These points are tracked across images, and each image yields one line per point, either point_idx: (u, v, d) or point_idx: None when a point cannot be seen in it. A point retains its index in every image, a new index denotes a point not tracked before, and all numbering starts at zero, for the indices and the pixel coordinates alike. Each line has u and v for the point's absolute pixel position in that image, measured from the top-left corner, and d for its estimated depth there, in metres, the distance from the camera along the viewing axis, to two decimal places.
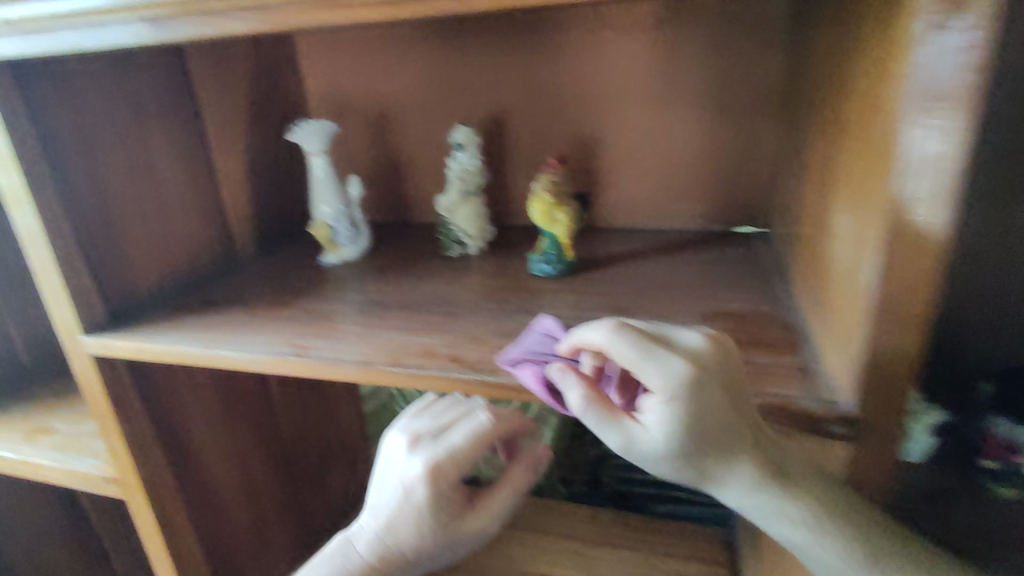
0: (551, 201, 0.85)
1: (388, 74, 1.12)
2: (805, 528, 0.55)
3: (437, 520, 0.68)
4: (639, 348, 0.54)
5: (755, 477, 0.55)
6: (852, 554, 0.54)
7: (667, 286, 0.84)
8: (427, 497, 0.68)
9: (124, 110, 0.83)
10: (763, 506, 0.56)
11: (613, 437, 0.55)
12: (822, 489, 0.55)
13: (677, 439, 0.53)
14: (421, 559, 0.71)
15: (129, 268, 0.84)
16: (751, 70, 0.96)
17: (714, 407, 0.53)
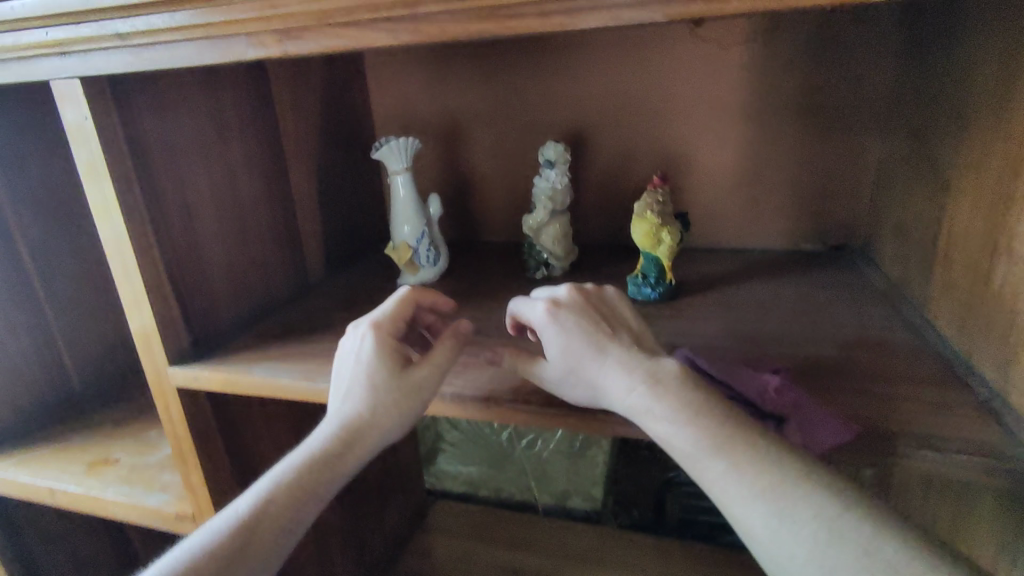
0: (656, 221, 0.80)
1: (461, 88, 1.08)
2: (668, 422, 0.53)
3: (376, 371, 0.63)
4: (518, 300, 0.63)
5: (625, 372, 0.56)
6: (725, 446, 0.51)
7: (783, 311, 0.79)
8: (369, 347, 0.64)
9: (210, 124, 0.80)
10: (634, 403, 0.55)
11: (534, 372, 0.62)
12: (697, 391, 0.54)
13: (558, 357, 0.58)
14: (378, 424, 0.62)
15: (210, 291, 0.80)
16: (858, 84, 0.91)
17: (577, 328, 0.58)
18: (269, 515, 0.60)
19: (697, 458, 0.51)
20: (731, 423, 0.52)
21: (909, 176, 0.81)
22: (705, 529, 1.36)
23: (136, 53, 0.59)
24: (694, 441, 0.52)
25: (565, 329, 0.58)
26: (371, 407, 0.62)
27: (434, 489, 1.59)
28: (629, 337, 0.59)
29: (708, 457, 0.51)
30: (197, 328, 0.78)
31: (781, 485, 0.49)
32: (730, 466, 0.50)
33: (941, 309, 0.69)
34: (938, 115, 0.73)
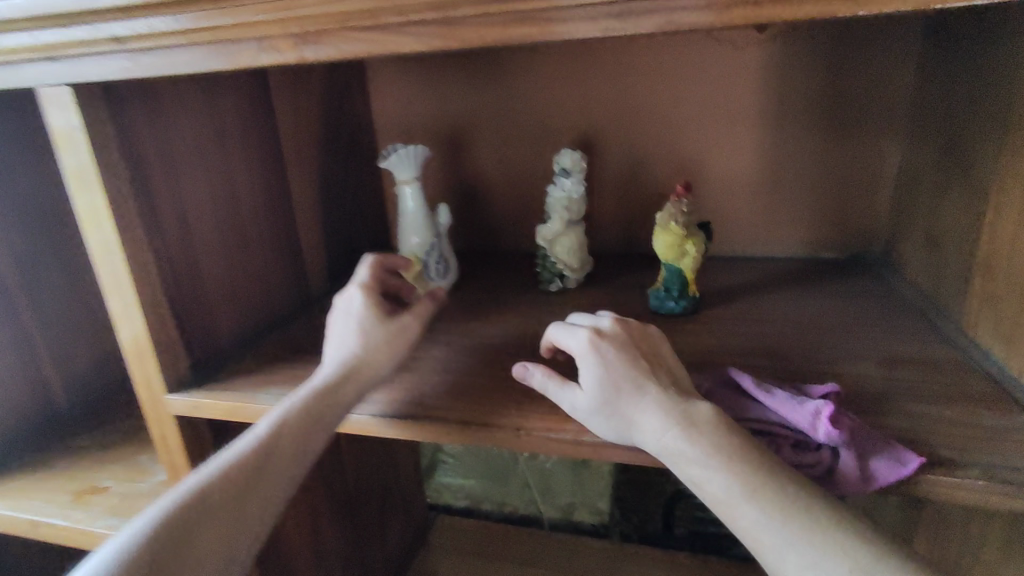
0: (681, 232, 0.77)
1: (465, 92, 1.04)
2: (700, 464, 0.49)
3: (368, 316, 0.68)
4: (559, 329, 0.61)
5: (660, 411, 0.52)
6: (763, 492, 0.47)
7: (809, 323, 0.76)
8: (360, 298, 0.70)
9: (208, 131, 0.74)
10: (666, 445, 0.51)
11: (563, 403, 0.57)
12: (733, 434, 0.50)
13: (594, 385, 0.54)
14: (376, 361, 0.65)
15: (209, 308, 0.75)
16: (878, 88, 0.89)
17: (621, 358, 0.55)
18: (272, 458, 0.58)
19: (730, 505, 0.47)
20: (771, 470, 0.48)
21: (941, 184, 0.78)
22: (716, 541, 1.32)
23: (142, 54, 0.54)
24: (728, 486, 0.47)
25: (608, 359, 0.55)
26: (368, 348, 0.65)
27: (435, 504, 1.54)
28: (668, 377, 0.56)
29: (742, 504, 0.47)
30: (196, 350, 0.73)
31: (821, 529, 0.45)
32: (765, 514, 0.46)
33: (983, 323, 0.67)
34: (973, 120, 0.71)
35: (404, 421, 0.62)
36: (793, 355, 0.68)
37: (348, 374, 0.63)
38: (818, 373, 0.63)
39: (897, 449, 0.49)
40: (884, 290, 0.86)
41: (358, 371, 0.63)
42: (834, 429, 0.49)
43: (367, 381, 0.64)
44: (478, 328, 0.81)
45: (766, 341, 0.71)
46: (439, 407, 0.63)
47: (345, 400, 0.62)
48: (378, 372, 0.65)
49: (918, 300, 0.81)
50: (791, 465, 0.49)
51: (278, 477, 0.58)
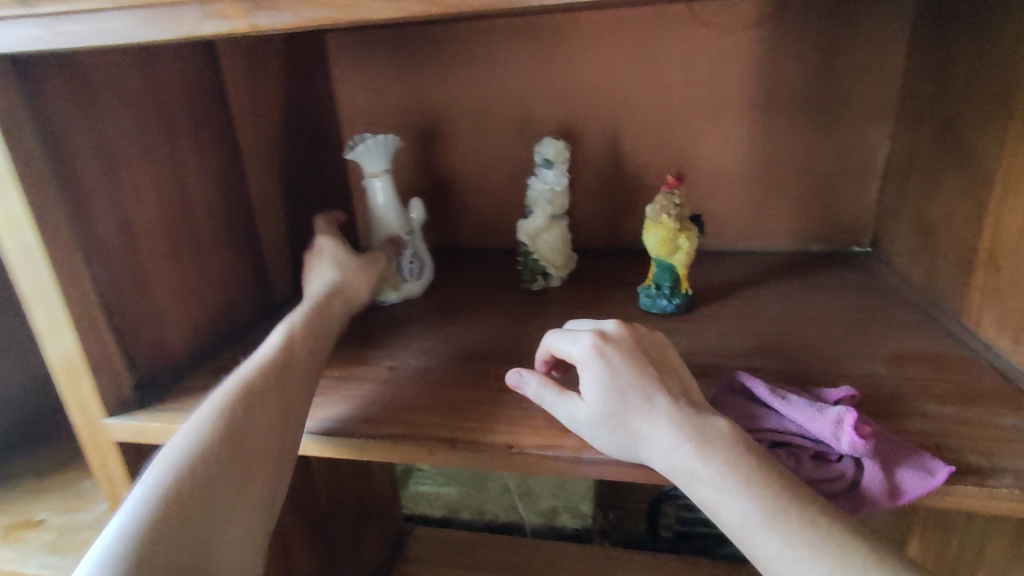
0: (674, 227, 0.72)
1: (437, 79, 0.97)
2: (714, 486, 0.44)
3: (338, 252, 0.75)
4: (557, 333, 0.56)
5: (671, 424, 0.47)
6: (786, 519, 0.42)
7: (807, 320, 0.73)
8: (329, 241, 0.76)
9: (149, 119, 0.66)
10: (675, 464, 0.46)
11: (561, 414, 0.53)
12: (750, 452, 0.46)
13: (596, 396, 0.50)
14: (355, 278, 0.73)
15: (155, 318, 0.66)
16: (865, 75, 0.86)
17: (627, 367, 0.51)
18: (294, 361, 0.60)
19: (749, 533, 0.43)
20: (794, 491, 0.43)
21: (935, 173, 0.76)
22: (702, 541, 1.29)
23: (66, 18, 0.49)
24: (745, 512, 0.43)
25: (613, 369, 0.50)
26: (345, 277, 0.72)
27: (411, 515, 1.46)
28: (677, 388, 0.51)
29: (763, 532, 0.42)
30: (142, 365, 0.65)
31: (850, 559, 0.40)
32: (787, 543, 0.41)
33: (987, 317, 0.64)
34: (974, 104, 0.68)
35: (380, 440, 0.55)
36: (796, 355, 0.64)
37: (333, 296, 0.70)
38: (825, 374, 0.60)
39: (922, 457, 0.45)
40: (877, 282, 0.84)
41: (337, 296, 0.70)
42: (858, 438, 0.45)
43: (350, 300, 0.71)
44: (458, 333, 0.75)
45: (766, 340, 0.68)
46: (420, 424, 0.57)
47: (335, 315, 0.68)
48: (358, 293, 0.73)
49: (913, 294, 0.78)
50: (809, 481, 0.45)
51: (307, 379, 0.60)
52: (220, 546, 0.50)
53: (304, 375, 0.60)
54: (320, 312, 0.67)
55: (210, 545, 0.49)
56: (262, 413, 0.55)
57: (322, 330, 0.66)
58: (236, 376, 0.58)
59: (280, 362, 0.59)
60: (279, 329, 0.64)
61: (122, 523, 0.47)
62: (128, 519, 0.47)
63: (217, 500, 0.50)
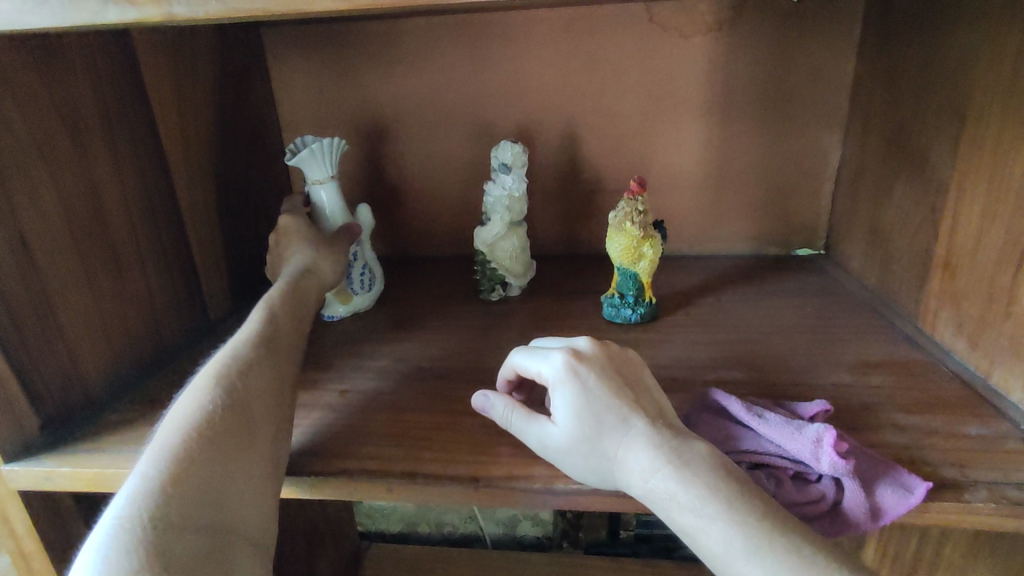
0: (637, 234, 0.70)
1: (385, 78, 0.91)
2: (696, 511, 0.42)
3: (304, 232, 0.72)
4: (526, 350, 0.53)
5: (649, 446, 0.45)
6: (770, 548, 0.40)
7: (769, 326, 0.72)
8: (291, 221, 0.72)
9: (52, 117, 0.58)
10: (654, 490, 0.43)
11: (530, 438, 0.49)
12: (731, 474, 0.43)
13: (570, 421, 0.47)
14: (324, 252, 0.71)
15: (65, 345, 0.58)
16: (817, 80, 0.87)
17: (602, 387, 0.48)
18: (279, 334, 0.59)
19: (730, 562, 0.40)
20: (774, 516, 0.41)
21: (887, 179, 0.77)
22: (662, 542, 1.29)
23: None
24: (727, 540, 0.40)
25: (588, 392, 0.47)
26: (315, 256, 0.70)
27: (366, 532, 1.39)
28: (653, 409, 0.48)
29: (745, 560, 0.39)
30: (50, 401, 0.57)
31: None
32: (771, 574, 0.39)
33: (942, 322, 0.65)
34: (926, 109, 0.69)
35: (331, 476, 0.50)
36: (762, 365, 0.63)
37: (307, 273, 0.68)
38: (792, 386, 0.59)
39: (899, 474, 0.44)
40: (833, 285, 0.84)
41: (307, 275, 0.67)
42: (839, 458, 0.43)
43: (325, 278, 0.69)
44: (414, 350, 0.70)
45: (732, 350, 0.66)
46: (376, 457, 0.52)
47: (311, 294, 0.67)
48: (334, 269, 0.71)
49: (867, 296, 0.79)
50: (792, 504, 0.44)
51: (292, 349, 0.59)
52: (238, 498, 0.46)
53: (289, 347, 0.59)
54: (297, 286, 0.65)
55: (226, 509, 0.45)
56: (257, 375, 0.53)
57: (302, 303, 0.64)
58: (220, 352, 0.55)
59: (265, 333, 0.57)
60: (257, 308, 0.61)
61: (128, 489, 0.43)
62: (136, 481, 0.43)
63: (228, 453, 0.47)
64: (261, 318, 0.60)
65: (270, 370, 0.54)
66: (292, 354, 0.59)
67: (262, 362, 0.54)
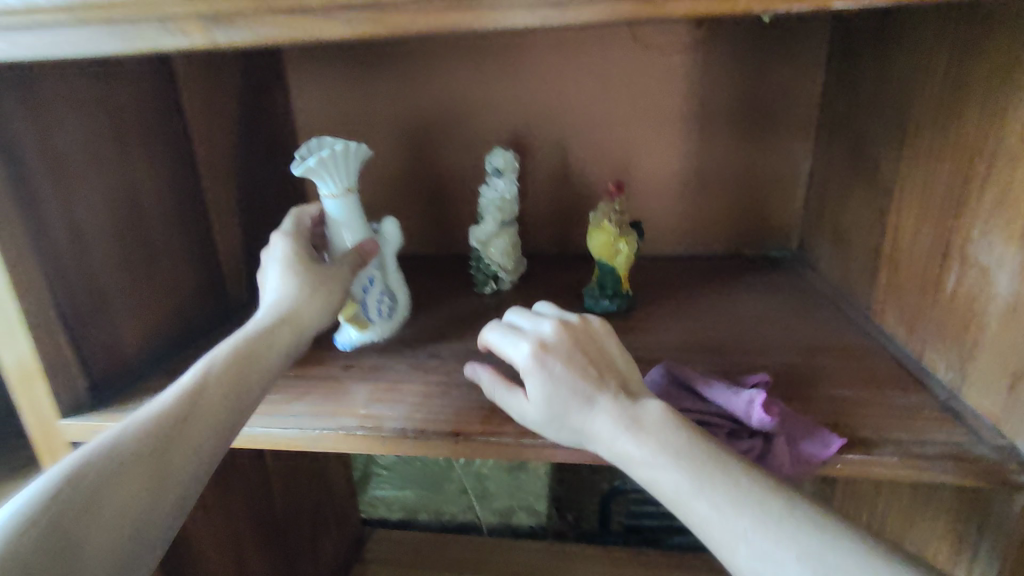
0: (614, 232, 0.78)
1: (393, 91, 1.00)
2: (651, 463, 0.49)
3: (298, 259, 0.63)
4: (501, 332, 0.60)
5: (611, 415, 0.52)
6: (713, 484, 0.46)
7: (735, 316, 0.80)
8: (285, 243, 0.65)
9: (103, 124, 0.67)
10: (617, 450, 0.51)
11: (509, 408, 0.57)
12: (682, 430, 0.50)
13: (539, 402, 0.54)
14: (306, 302, 0.60)
15: (108, 321, 0.67)
16: (787, 95, 0.95)
17: (566, 373, 0.54)
18: (202, 404, 0.51)
19: (682, 502, 0.47)
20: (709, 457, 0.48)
21: (847, 185, 0.84)
22: (650, 533, 1.35)
23: (26, 31, 0.50)
24: (676, 484, 0.47)
25: (554, 373, 0.54)
26: (304, 296, 0.61)
27: (369, 518, 1.46)
28: (616, 381, 0.55)
29: (693, 499, 0.46)
30: (96, 368, 0.65)
31: (763, 506, 0.45)
32: (715, 507, 0.45)
33: (891, 313, 0.71)
34: (876, 122, 0.76)
35: (336, 432, 0.58)
36: (721, 348, 0.70)
37: (278, 324, 0.58)
38: (747, 365, 0.66)
39: (819, 431, 0.51)
40: (801, 282, 0.91)
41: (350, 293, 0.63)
42: (766, 416, 0.51)
43: (299, 327, 0.59)
44: (413, 334, 0.78)
45: (697, 336, 0.74)
46: (373, 417, 0.60)
47: (273, 349, 0.57)
48: (319, 318, 0.60)
49: (829, 292, 0.86)
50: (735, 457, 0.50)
51: (211, 432, 0.51)
52: None
53: (204, 432, 0.51)
54: (255, 342, 0.56)
55: None
56: (130, 480, 0.47)
57: (248, 368, 0.55)
58: (127, 422, 0.50)
59: (180, 411, 0.50)
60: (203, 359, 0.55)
61: None
62: None
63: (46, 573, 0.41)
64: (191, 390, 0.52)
65: (147, 476, 0.47)
66: (211, 430, 0.51)
67: (150, 459, 0.48)
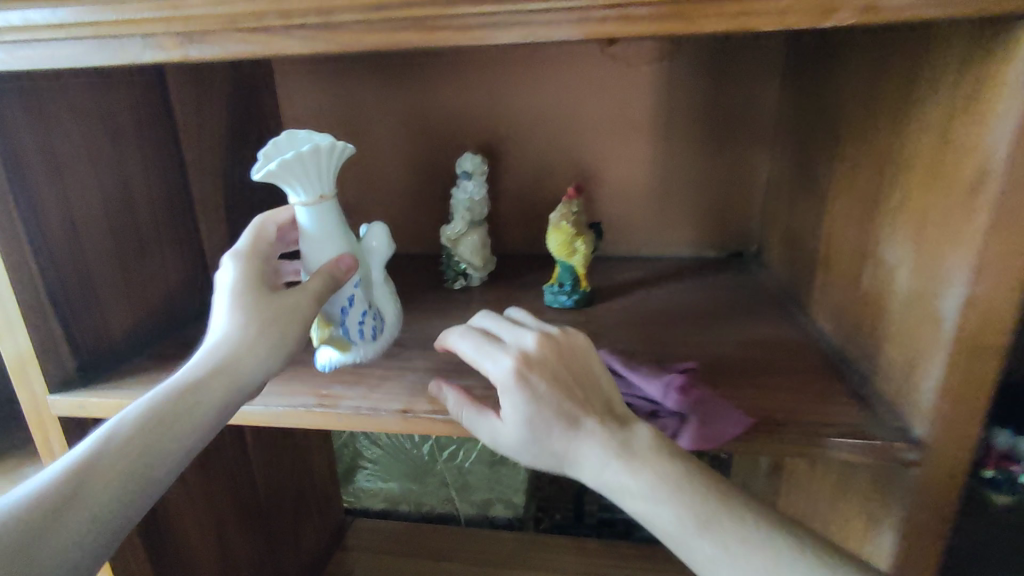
0: (571, 231, 0.83)
1: (375, 98, 1.06)
2: (649, 499, 0.51)
3: (249, 291, 0.60)
4: (477, 344, 0.62)
5: (601, 446, 0.54)
6: (711, 523, 0.49)
7: (685, 312, 0.85)
8: (238, 269, 0.62)
9: (97, 127, 0.73)
10: (611, 482, 0.53)
11: (482, 433, 0.59)
12: (673, 460, 0.53)
13: (520, 422, 0.56)
14: (245, 352, 0.57)
15: (97, 308, 0.73)
16: (745, 106, 1.00)
17: (544, 393, 0.56)
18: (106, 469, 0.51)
19: (683, 539, 0.50)
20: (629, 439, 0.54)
21: (794, 190, 0.89)
22: (622, 525, 1.40)
23: (24, 45, 0.55)
24: (679, 522, 0.50)
25: (538, 394, 0.56)
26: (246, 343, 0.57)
27: (352, 507, 1.51)
28: (602, 403, 0.57)
29: (698, 538, 0.49)
30: (84, 351, 0.71)
31: (753, 540, 0.49)
32: (720, 545, 0.49)
33: (823, 310, 0.76)
34: (817, 132, 0.81)
35: (298, 409, 0.64)
36: (666, 341, 0.75)
37: (209, 378, 0.56)
38: (685, 356, 0.71)
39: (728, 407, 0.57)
40: (753, 282, 0.96)
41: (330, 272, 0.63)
42: (676, 393, 0.57)
43: (233, 384, 0.56)
44: None
45: (644, 330, 0.79)
46: (331, 396, 0.66)
47: (200, 409, 0.55)
48: (256, 372, 0.57)
49: (779, 291, 0.91)
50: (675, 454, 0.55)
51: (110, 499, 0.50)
52: None
53: (100, 499, 0.50)
54: (185, 399, 0.55)
55: None
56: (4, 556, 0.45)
57: (161, 431, 0.53)
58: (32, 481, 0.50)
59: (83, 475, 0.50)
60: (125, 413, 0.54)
61: None
62: None
63: None
64: (115, 449, 0.52)
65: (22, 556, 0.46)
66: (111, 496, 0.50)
67: (39, 525, 0.47)
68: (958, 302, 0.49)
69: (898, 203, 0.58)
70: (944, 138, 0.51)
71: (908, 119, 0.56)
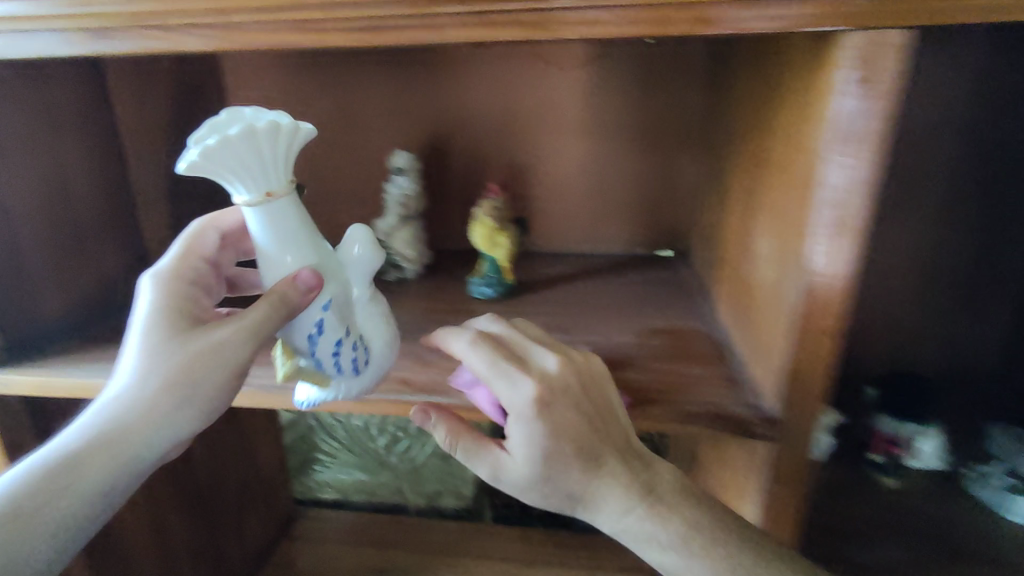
0: (493, 226, 0.88)
1: (320, 97, 1.10)
2: (673, 550, 0.60)
3: (160, 329, 0.60)
4: (493, 361, 0.59)
5: (622, 494, 0.59)
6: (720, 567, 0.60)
7: (601, 304, 0.90)
8: (153, 289, 0.63)
9: (32, 119, 0.76)
10: (623, 527, 0.60)
11: (481, 467, 0.60)
12: (685, 507, 0.61)
13: (539, 461, 0.57)
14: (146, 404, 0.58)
15: (28, 291, 0.76)
16: (672, 110, 1.05)
17: (555, 430, 0.57)
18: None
19: None
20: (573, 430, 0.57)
21: (710, 190, 0.94)
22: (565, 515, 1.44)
23: None
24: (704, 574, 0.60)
25: (553, 429, 0.57)
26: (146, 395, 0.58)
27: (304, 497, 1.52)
28: (622, 440, 0.61)
29: None
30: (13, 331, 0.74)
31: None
32: None
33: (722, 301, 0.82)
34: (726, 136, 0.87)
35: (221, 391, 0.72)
36: (574, 329, 0.80)
37: (119, 430, 0.58)
38: (589, 342, 0.76)
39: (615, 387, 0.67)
40: (674, 278, 1.02)
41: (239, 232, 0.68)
42: None
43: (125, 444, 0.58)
44: None
45: (558, 318, 0.84)
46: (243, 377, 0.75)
47: (85, 471, 0.58)
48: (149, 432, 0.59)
49: (694, 286, 0.97)
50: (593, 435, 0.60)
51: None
52: None
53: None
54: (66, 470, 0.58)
55: None
56: None
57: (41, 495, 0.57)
58: None
59: None
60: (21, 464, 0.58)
61: None
62: None
63: None
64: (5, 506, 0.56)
65: None
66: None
67: None
68: (803, 289, 0.55)
69: (767, 202, 0.63)
70: (795, 140, 0.56)
71: (773, 124, 0.62)
